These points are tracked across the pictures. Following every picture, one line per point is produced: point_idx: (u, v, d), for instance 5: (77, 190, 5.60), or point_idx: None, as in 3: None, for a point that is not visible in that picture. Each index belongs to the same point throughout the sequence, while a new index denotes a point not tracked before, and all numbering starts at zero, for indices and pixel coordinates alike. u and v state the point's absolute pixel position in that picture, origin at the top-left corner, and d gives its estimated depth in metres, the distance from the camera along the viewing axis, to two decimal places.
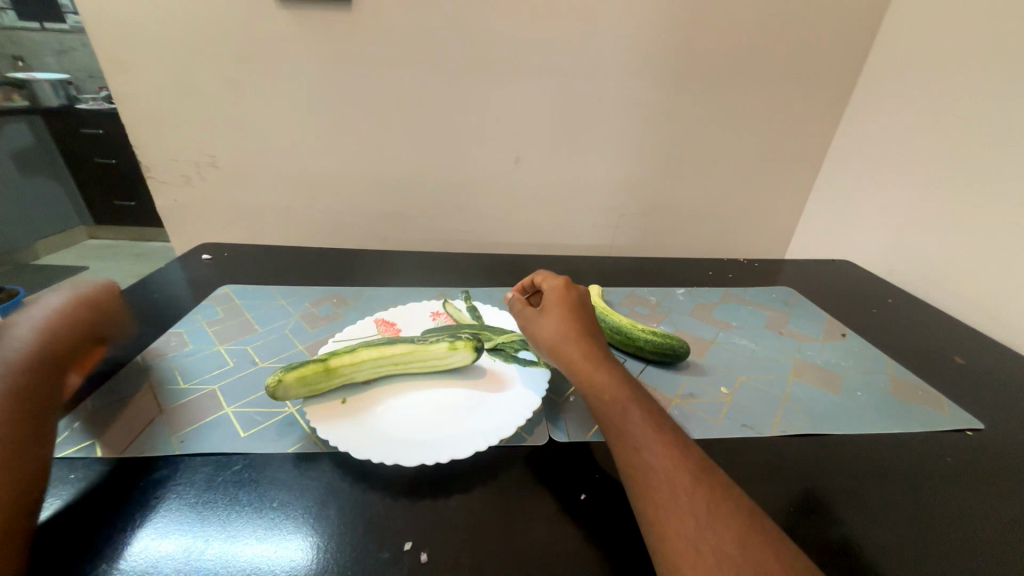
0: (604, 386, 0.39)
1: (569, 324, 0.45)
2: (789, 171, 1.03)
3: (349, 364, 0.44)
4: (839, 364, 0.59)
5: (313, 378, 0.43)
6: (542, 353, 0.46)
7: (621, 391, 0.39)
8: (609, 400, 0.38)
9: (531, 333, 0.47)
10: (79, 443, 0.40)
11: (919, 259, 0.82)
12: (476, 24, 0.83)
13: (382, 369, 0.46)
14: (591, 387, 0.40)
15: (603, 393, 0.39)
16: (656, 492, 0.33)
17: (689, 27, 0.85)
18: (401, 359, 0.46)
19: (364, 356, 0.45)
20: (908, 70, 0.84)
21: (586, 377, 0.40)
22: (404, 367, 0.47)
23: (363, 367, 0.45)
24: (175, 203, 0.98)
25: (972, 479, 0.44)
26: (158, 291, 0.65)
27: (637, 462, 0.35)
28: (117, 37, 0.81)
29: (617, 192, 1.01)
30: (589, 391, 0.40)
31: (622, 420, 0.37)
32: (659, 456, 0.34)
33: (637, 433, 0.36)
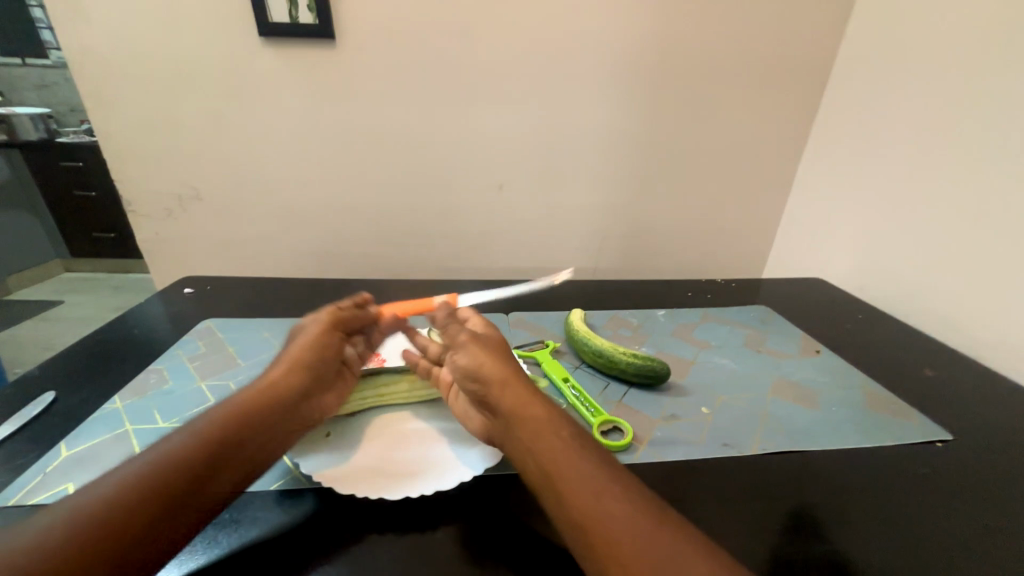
0: (544, 431, 0.38)
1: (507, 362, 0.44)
2: (759, 194, 1.08)
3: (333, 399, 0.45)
4: (815, 379, 0.61)
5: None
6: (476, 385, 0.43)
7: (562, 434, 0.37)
8: (552, 444, 0.37)
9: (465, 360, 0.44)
10: (51, 489, 0.39)
11: (886, 275, 0.86)
12: (456, 60, 0.86)
13: (365, 403, 0.47)
14: (531, 432, 0.38)
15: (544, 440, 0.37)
16: (614, 535, 0.31)
17: (659, 61, 0.91)
18: (387, 390, 0.48)
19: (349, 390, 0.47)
20: (864, 98, 0.90)
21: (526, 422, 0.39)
22: (390, 397, 0.48)
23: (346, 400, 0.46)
24: (156, 236, 0.97)
25: (947, 490, 0.45)
26: (137, 327, 0.64)
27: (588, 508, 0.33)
28: (101, 74, 0.82)
29: (597, 217, 1.04)
30: (525, 431, 0.38)
31: (562, 458, 0.36)
32: (612, 498, 0.33)
33: (586, 477, 0.34)
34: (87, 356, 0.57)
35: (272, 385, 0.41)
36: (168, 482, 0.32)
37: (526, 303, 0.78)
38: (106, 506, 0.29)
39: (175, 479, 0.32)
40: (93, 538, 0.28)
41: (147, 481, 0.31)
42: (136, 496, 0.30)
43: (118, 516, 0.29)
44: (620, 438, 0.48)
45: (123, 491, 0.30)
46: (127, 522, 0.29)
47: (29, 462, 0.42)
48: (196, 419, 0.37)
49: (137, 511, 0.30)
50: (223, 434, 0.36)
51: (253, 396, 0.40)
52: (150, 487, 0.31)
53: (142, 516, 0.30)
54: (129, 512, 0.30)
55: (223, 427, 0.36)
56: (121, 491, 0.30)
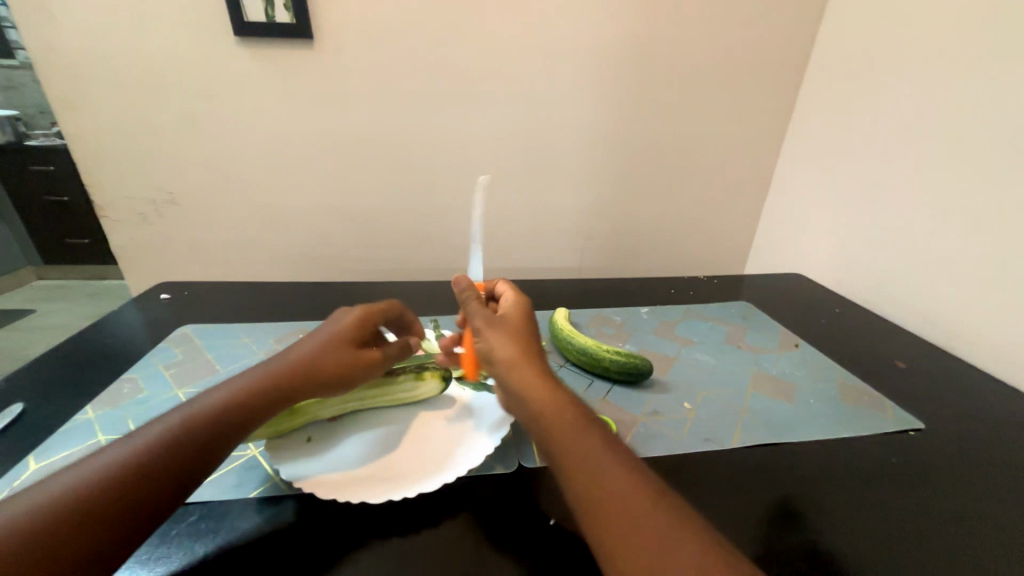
0: (551, 409, 0.37)
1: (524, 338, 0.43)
2: (739, 192, 1.10)
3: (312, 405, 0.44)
4: (794, 373, 0.62)
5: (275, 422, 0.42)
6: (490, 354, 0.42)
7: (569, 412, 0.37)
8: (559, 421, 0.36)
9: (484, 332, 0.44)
10: None
11: (861, 270, 0.88)
12: (438, 61, 0.86)
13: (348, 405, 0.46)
14: (538, 411, 0.38)
15: (552, 417, 0.37)
16: (621, 511, 0.31)
17: (639, 62, 0.92)
18: (371, 393, 0.47)
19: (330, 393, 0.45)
20: (837, 98, 0.92)
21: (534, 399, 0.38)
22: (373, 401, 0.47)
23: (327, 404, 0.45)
24: (132, 242, 0.95)
25: (918, 477, 0.46)
26: (111, 335, 0.62)
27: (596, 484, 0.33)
28: (71, 76, 0.80)
29: (581, 216, 1.05)
30: (535, 410, 0.38)
31: (573, 438, 0.35)
32: (619, 474, 0.33)
33: (593, 454, 0.34)
34: (57, 365, 0.55)
35: (262, 388, 0.39)
36: (137, 482, 0.31)
37: None
38: (73, 499, 0.30)
39: (145, 481, 0.32)
40: (52, 533, 0.28)
41: (118, 478, 0.31)
42: (101, 492, 0.30)
43: (82, 512, 0.29)
44: None
45: (92, 487, 0.30)
46: (91, 519, 0.29)
47: None
48: (178, 413, 0.36)
49: (98, 508, 0.30)
50: (203, 437, 0.35)
51: (242, 397, 0.38)
52: (120, 485, 0.31)
53: (104, 515, 0.30)
54: (91, 510, 0.30)
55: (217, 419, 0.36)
56: (89, 487, 0.30)
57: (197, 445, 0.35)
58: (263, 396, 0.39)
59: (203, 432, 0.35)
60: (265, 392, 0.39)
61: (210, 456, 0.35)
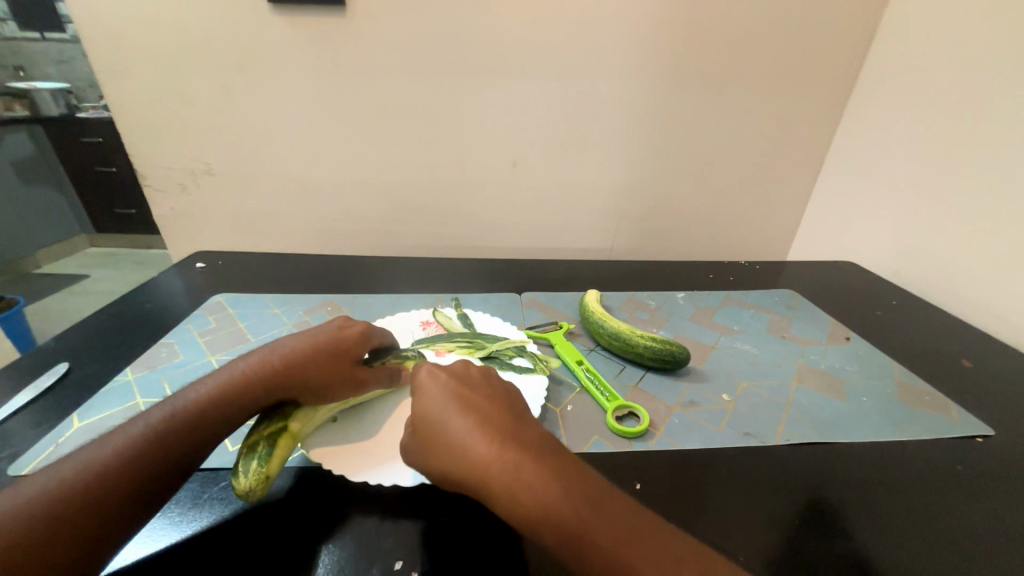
0: (520, 478, 0.33)
1: (471, 407, 0.38)
2: (790, 172, 1.02)
3: (304, 423, 0.40)
4: (844, 368, 0.58)
5: (284, 451, 0.38)
6: (434, 433, 0.37)
7: (540, 477, 0.33)
8: (533, 491, 0.32)
9: (425, 416, 0.38)
10: (50, 459, 0.39)
11: (923, 260, 0.81)
12: (472, 27, 0.82)
13: (330, 408, 0.43)
14: (506, 482, 0.33)
15: (522, 485, 0.33)
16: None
17: (688, 26, 0.84)
18: (358, 398, 0.45)
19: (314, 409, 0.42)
20: (909, 66, 0.83)
21: (498, 472, 0.34)
22: (357, 398, 0.45)
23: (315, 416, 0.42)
24: (172, 211, 0.97)
25: (986, 487, 0.42)
26: (150, 301, 0.64)
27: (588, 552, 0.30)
28: (110, 44, 0.80)
29: (615, 195, 1.00)
30: (501, 483, 0.33)
31: (551, 502, 0.32)
32: (612, 538, 0.30)
33: (576, 519, 0.31)
34: (102, 329, 0.58)
35: (257, 384, 0.40)
36: (107, 493, 0.32)
37: (539, 283, 0.76)
38: (64, 491, 0.31)
39: (113, 494, 0.32)
40: (44, 514, 0.30)
41: (91, 487, 0.31)
42: (94, 483, 0.32)
43: (75, 503, 0.31)
44: (636, 424, 0.46)
45: (90, 471, 0.32)
46: (85, 510, 0.31)
47: (41, 431, 0.42)
48: (156, 415, 0.36)
49: (91, 494, 0.31)
50: (187, 430, 0.36)
51: (230, 393, 0.39)
52: (110, 476, 0.32)
53: (93, 501, 0.31)
54: (97, 490, 0.31)
55: (187, 426, 0.36)
56: (82, 472, 0.32)
57: (186, 433, 0.36)
58: (257, 393, 0.40)
59: (191, 423, 0.37)
60: (250, 391, 0.39)
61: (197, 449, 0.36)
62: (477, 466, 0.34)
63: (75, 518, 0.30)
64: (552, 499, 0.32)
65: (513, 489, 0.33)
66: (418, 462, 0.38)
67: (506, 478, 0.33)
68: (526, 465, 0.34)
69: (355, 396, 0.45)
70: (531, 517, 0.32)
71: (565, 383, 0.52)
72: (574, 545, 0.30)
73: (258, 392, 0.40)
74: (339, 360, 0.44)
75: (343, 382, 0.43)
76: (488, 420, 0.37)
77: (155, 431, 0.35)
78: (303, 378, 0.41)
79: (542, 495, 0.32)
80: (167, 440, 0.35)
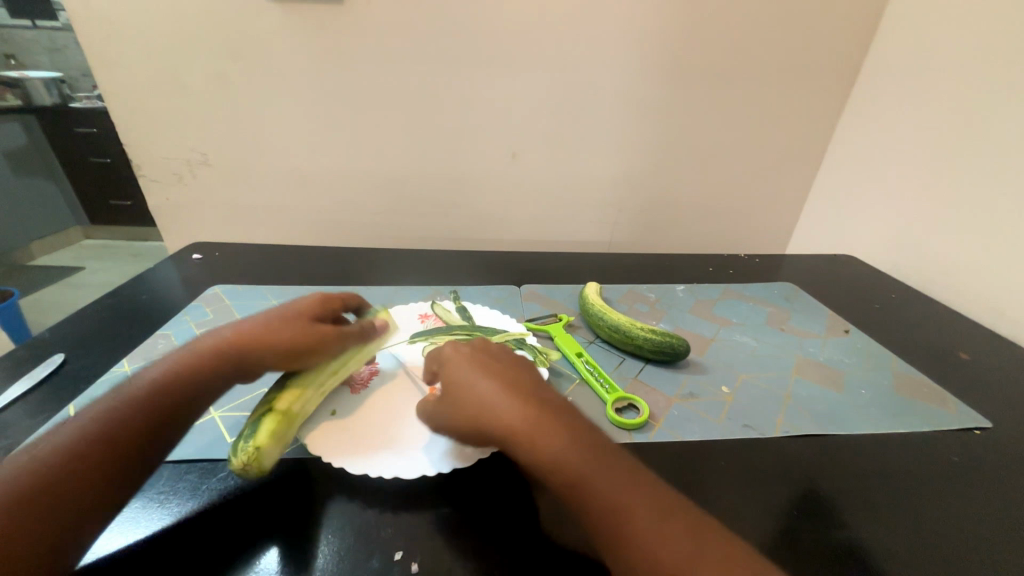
0: (543, 437, 0.35)
1: (497, 375, 0.40)
2: (790, 165, 1.01)
3: (298, 403, 0.40)
4: (843, 361, 0.58)
5: (272, 425, 0.37)
6: (461, 400, 0.39)
7: (562, 438, 0.35)
8: (555, 448, 0.34)
9: (453, 383, 0.40)
10: None
11: (921, 253, 0.81)
12: (471, 17, 0.81)
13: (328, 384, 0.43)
14: (532, 439, 0.35)
15: (546, 443, 0.34)
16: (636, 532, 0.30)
17: (689, 16, 0.83)
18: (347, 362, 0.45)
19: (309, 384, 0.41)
20: (911, 59, 0.82)
21: (524, 430, 0.35)
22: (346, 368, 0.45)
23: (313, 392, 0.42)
24: (168, 202, 0.96)
25: (982, 478, 0.43)
26: (147, 293, 0.64)
27: (606, 506, 0.31)
28: (103, 32, 0.79)
29: (615, 187, 1.00)
30: (527, 441, 0.35)
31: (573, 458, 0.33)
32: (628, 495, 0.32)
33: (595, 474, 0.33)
34: (99, 320, 0.57)
35: (225, 360, 0.41)
36: (88, 465, 0.32)
37: (538, 275, 0.75)
38: (44, 479, 0.31)
39: (93, 464, 0.32)
40: (28, 489, 0.30)
41: (71, 461, 0.32)
42: (77, 470, 0.32)
43: (58, 490, 0.31)
44: (635, 415, 0.46)
45: (70, 448, 0.33)
46: (72, 497, 0.31)
47: (38, 422, 0.42)
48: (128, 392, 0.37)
49: (73, 467, 0.32)
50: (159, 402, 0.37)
51: (197, 367, 0.40)
52: (94, 462, 0.32)
53: (76, 473, 0.31)
54: (77, 464, 0.32)
55: (158, 398, 0.37)
56: (63, 449, 0.32)
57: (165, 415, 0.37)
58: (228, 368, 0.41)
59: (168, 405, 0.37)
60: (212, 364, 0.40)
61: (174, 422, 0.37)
62: (506, 425, 0.36)
63: (59, 493, 0.30)
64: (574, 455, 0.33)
65: (540, 447, 0.34)
66: (456, 433, 0.39)
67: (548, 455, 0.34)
68: (569, 446, 0.34)
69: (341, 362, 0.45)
70: (567, 486, 0.33)
71: (564, 375, 0.52)
72: (603, 512, 0.31)
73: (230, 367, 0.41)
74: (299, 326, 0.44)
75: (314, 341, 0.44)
76: (530, 397, 0.37)
77: (134, 413, 0.35)
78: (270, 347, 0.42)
79: (578, 466, 0.33)
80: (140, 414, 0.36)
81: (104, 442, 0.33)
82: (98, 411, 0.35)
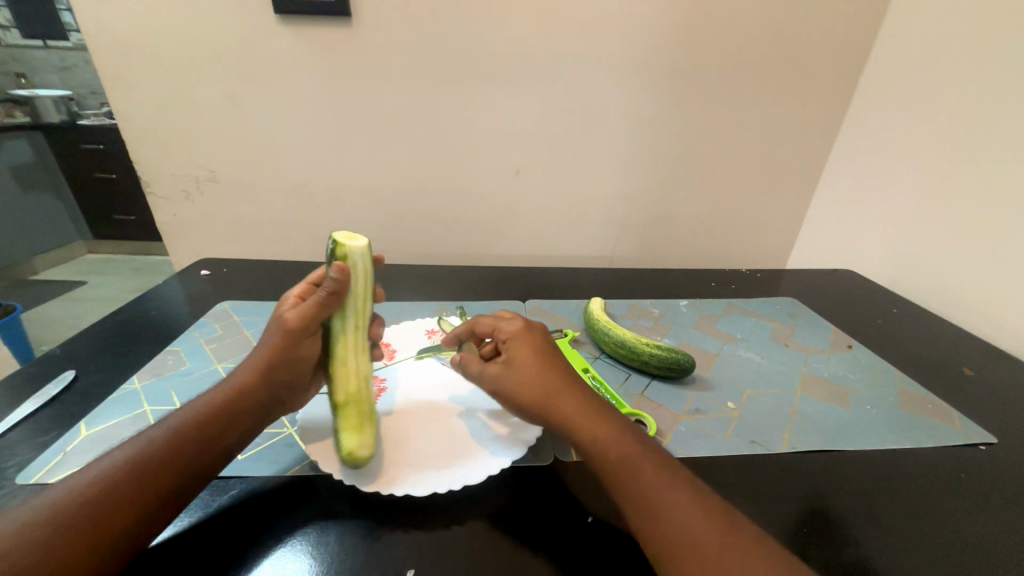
0: (575, 420, 0.38)
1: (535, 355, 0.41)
2: (788, 181, 1.03)
3: (351, 387, 0.41)
4: (848, 376, 0.59)
5: (343, 422, 0.40)
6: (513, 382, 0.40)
7: (593, 422, 0.37)
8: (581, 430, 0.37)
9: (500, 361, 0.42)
10: (49, 468, 0.39)
11: (921, 269, 0.82)
12: (476, 39, 0.83)
13: (364, 340, 0.43)
14: (563, 420, 0.38)
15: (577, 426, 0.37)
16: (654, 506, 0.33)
17: (688, 38, 0.86)
18: (355, 312, 0.42)
19: (347, 359, 0.42)
20: (906, 80, 0.85)
21: (560, 413, 0.38)
22: (362, 317, 0.43)
23: (357, 359, 0.42)
24: (174, 218, 0.97)
25: (990, 494, 0.43)
26: (155, 309, 0.64)
27: (636, 485, 0.34)
28: (118, 54, 0.81)
29: (616, 202, 1.01)
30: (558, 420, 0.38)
31: (600, 435, 0.37)
32: (647, 470, 0.35)
33: (619, 448, 0.36)
34: (107, 337, 0.58)
35: (253, 395, 0.39)
36: (147, 479, 0.32)
37: (542, 290, 0.76)
38: (94, 501, 0.31)
39: (152, 480, 0.33)
40: (90, 499, 0.31)
41: (132, 473, 0.32)
42: (133, 484, 0.32)
43: (108, 509, 0.31)
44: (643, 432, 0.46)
45: (134, 457, 0.33)
46: (118, 525, 0.30)
47: (49, 440, 0.42)
48: (188, 410, 0.37)
49: (139, 477, 0.32)
50: (211, 424, 0.37)
51: (236, 396, 0.39)
52: (144, 486, 0.32)
53: (136, 486, 0.32)
54: (139, 477, 0.32)
55: (211, 418, 0.37)
56: (128, 458, 0.33)
57: (204, 442, 0.36)
58: (262, 404, 0.40)
59: (207, 431, 0.36)
60: (246, 390, 0.40)
61: (224, 447, 0.37)
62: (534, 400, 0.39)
63: (117, 505, 0.31)
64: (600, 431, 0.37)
65: (575, 431, 0.37)
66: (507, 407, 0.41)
67: (579, 423, 0.37)
68: (593, 423, 0.37)
69: (350, 321, 0.42)
70: (596, 461, 0.36)
71: None
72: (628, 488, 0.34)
73: (270, 403, 0.41)
74: (293, 338, 0.40)
75: (308, 339, 0.41)
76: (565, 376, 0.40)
77: (191, 431, 0.36)
78: (284, 379, 0.41)
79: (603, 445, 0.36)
80: (196, 432, 0.36)
81: (163, 460, 0.34)
82: (164, 424, 0.36)
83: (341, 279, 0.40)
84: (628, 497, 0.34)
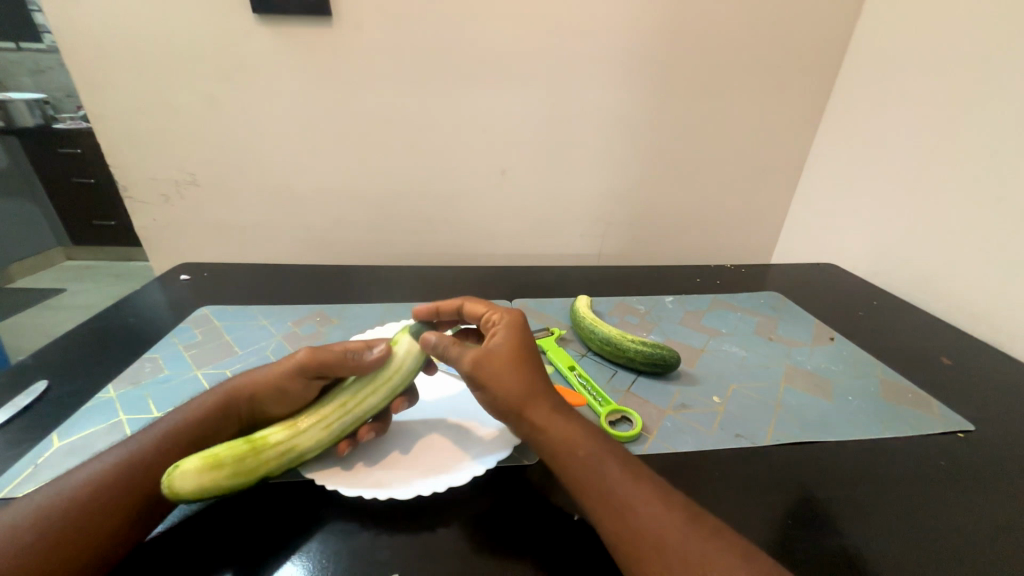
0: (548, 424, 0.38)
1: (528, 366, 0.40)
2: (772, 177, 1.04)
3: (282, 441, 0.37)
4: (830, 368, 0.59)
5: (222, 451, 0.35)
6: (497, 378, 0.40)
7: (565, 427, 0.38)
8: (552, 435, 0.38)
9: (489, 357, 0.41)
10: (19, 481, 0.38)
11: (901, 261, 0.83)
12: (459, 37, 0.83)
13: (338, 425, 0.39)
14: (535, 425, 0.38)
15: (550, 431, 0.38)
16: (624, 510, 0.33)
17: (670, 35, 0.87)
18: (357, 390, 0.40)
19: (307, 421, 0.38)
20: (883, 75, 0.86)
21: (538, 421, 0.38)
22: (363, 406, 0.40)
23: (311, 429, 0.38)
24: (154, 223, 0.95)
25: (968, 480, 0.44)
26: (133, 315, 0.63)
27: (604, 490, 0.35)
28: (91, 54, 0.79)
29: (603, 200, 1.01)
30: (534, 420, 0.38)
31: (569, 440, 0.37)
32: (616, 474, 0.35)
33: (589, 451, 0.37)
34: (83, 345, 0.56)
35: (235, 410, 0.40)
36: (130, 485, 0.34)
37: (530, 289, 0.76)
38: (82, 506, 0.33)
39: (136, 486, 0.34)
40: (80, 503, 0.33)
41: (118, 479, 0.34)
42: (117, 490, 0.34)
43: (93, 513, 0.33)
44: (629, 428, 0.47)
45: (122, 466, 0.35)
46: (100, 527, 0.32)
47: (20, 452, 0.41)
48: (174, 420, 0.39)
49: (124, 483, 0.34)
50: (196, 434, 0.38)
51: (220, 408, 0.40)
52: (128, 492, 0.34)
53: (121, 492, 0.34)
54: (123, 484, 0.34)
55: (196, 427, 0.39)
56: (115, 467, 0.35)
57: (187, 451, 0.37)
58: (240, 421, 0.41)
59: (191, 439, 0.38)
60: (229, 406, 0.40)
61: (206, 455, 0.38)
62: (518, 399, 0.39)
63: (102, 509, 0.33)
64: (571, 435, 0.38)
65: (547, 436, 0.38)
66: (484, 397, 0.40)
67: (552, 425, 0.38)
68: (565, 428, 0.38)
69: (346, 394, 0.40)
70: (569, 467, 0.36)
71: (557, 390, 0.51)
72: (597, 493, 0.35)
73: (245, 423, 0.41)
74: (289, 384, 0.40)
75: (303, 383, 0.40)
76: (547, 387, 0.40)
77: (176, 440, 0.38)
78: (264, 404, 0.41)
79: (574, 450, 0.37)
80: (181, 442, 0.38)
81: (147, 468, 0.35)
82: (152, 433, 0.38)
83: (380, 356, 0.41)
84: (598, 502, 0.34)
